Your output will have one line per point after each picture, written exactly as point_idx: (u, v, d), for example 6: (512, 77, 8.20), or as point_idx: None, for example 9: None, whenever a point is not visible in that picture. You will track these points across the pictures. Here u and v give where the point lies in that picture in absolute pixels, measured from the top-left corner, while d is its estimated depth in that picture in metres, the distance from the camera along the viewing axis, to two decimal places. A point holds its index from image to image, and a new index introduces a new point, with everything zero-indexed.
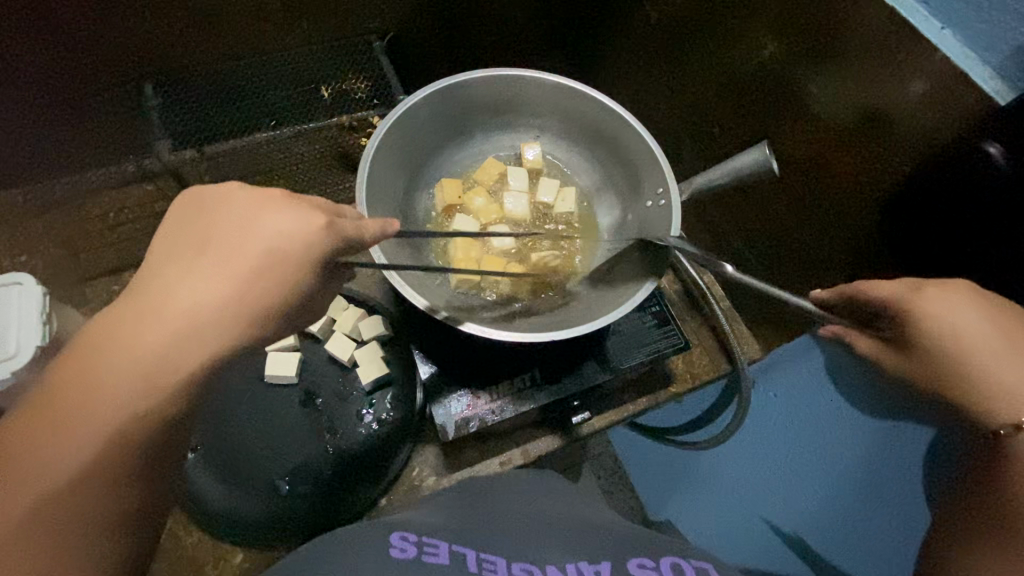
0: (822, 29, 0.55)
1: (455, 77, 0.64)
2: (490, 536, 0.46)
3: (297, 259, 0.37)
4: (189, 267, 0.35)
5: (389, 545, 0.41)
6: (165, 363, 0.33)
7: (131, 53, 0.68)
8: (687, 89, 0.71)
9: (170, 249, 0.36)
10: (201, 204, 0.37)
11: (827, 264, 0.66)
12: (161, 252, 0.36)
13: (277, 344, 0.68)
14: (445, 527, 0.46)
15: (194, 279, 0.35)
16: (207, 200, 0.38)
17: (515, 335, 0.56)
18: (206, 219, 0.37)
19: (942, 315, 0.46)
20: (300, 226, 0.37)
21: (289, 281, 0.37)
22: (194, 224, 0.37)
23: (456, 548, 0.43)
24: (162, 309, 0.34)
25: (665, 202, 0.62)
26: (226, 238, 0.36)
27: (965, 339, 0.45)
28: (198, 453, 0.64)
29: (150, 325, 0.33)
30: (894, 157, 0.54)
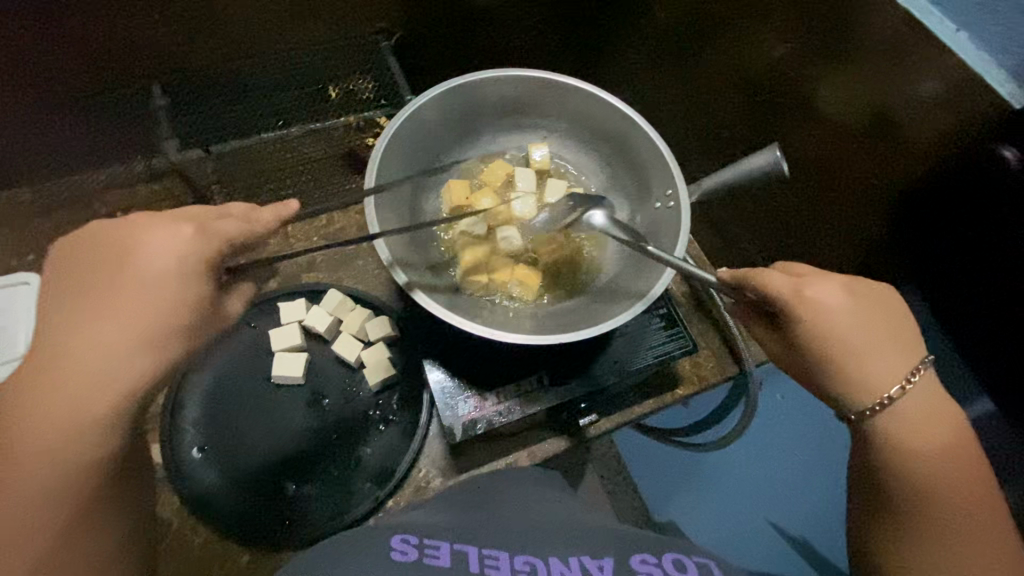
0: (832, 32, 0.54)
1: (463, 78, 0.64)
2: (491, 531, 0.47)
3: (189, 263, 0.41)
4: (106, 295, 0.39)
5: (390, 549, 0.42)
6: (102, 380, 0.38)
7: (139, 54, 0.68)
8: (695, 91, 0.71)
9: (86, 281, 0.40)
10: (97, 241, 0.41)
11: (836, 267, 0.65)
12: (75, 287, 0.40)
13: (283, 345, 0.68)
14: (445, 527, 0.47)
15: (116, 302, 0.39)
16: (112, 230, 0.41)
17: (522, 337, 0.56)
18: (104, 250, 0.41)
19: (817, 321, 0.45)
20: (176, 243, 0.41)
21: (187, 286, 0.41)
22: (102, 253, 0.41)
23: (457, 548, 0.44)
24: (94, 338, 0.39)
25: (674, 203, 0.62)
26: (110, 270, 0.40)
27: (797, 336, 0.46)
28: (205, 452, 0.64)
29: (83, 351, 0.38)
30: (904, 159, 0.53)
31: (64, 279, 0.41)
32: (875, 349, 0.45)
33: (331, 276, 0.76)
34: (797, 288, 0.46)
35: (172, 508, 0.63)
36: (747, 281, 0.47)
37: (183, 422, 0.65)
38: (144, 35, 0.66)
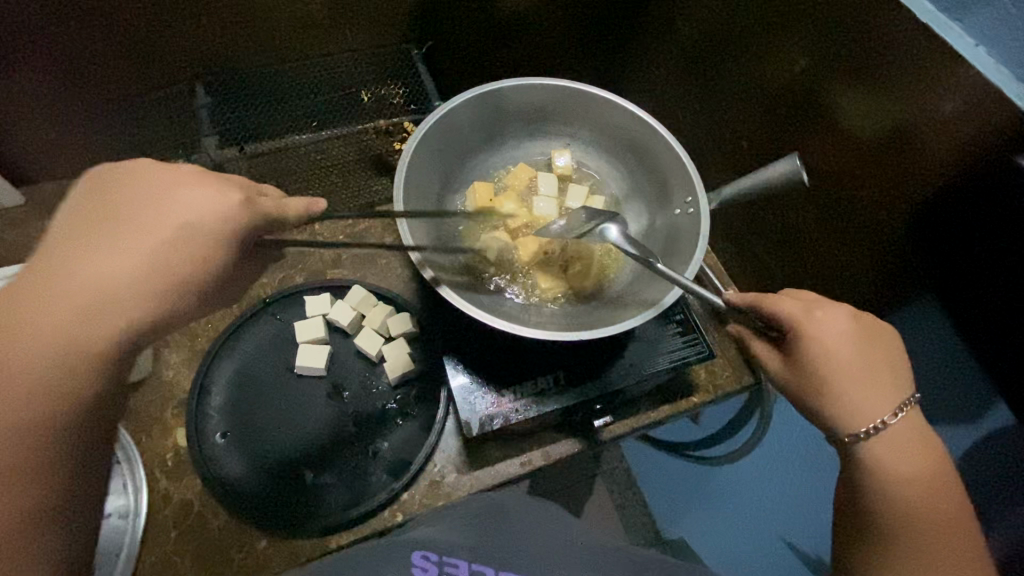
0: (852, 46, 0.56)
1: (493, 83, 0.67)
2: (513, 547, 0.50)
3: (207, 230, 0.42)
4: (94, 253, 0.39)
5: (412, 567, 0.46)
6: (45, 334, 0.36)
7: (188, 53, 0.72)
8: (714, 106, 0.74)
9: (82, 229, 0.41)
10: (112, 187, 0.43)
11: (851, 276, 0.66)
12: (95, 215, 0.41)
13: (307, 336, 0.70)
14: (466, 543, 0.50)
15: (116, 258, 0.40)
16: (118, 183, 0.43)
17: (543, 333, 0.57)
18: (124, 197, 0.42)
19: (818, 337, 0.49)
20: (211, 197, 0.43)
21: (203, 247, 0.42)
22: (111, 202, 0.42)
23: (475, 567, 0.47)
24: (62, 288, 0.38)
25: (694, 209, 0.63)
26: (143, 213, 0.41)
27: (833, 353, 0.49)
28: (228, 438, 0.66)
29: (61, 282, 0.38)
30: (922, 172, 0.54)
31: (75, 223, 0.41)
32: (847, 369, 0.49)
33: (355, 272, 0.79)
34: (804, 308, 0.51)
35: (193, 491, 0.64)
36: (759, 310, 0.52)
37: (208, 408, 0.67)
38: (192, 35, 0.70)
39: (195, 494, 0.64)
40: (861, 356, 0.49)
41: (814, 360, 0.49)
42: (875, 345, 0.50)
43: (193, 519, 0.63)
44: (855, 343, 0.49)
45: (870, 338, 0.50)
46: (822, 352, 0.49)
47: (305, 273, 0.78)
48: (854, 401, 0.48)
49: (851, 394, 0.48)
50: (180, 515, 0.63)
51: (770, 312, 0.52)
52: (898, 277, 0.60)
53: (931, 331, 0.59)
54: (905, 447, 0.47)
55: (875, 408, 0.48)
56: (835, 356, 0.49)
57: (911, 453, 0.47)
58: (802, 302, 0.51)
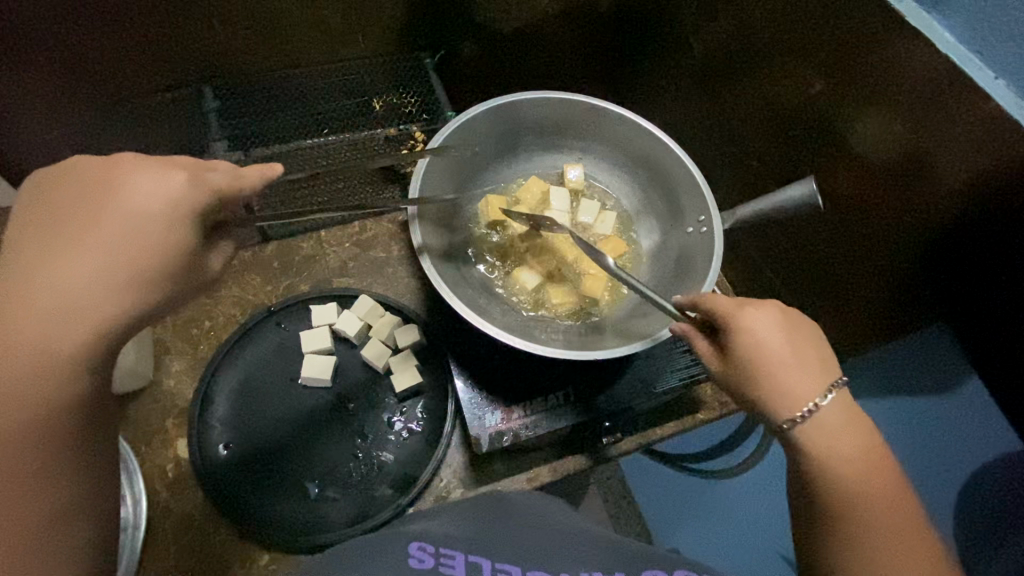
0: (869, 73, 0.57)
1: (508, 96, 0.66)
2: (505, 539, 0.49)
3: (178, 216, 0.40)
4: (43, 257, 0.37)
5: (409, 557, 0.45)
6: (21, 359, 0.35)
7: (194, 58, 0.71)
8: (727, 124, 0.74)
9: (18, 242, 0.37)
10: (48, 184, 0.40)
11: (860, 299, 0.66)
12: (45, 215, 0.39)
13: (313, 346, 0.69)
14: (463, 536, 0.49)
15: (72, 259, 0.37)
16: (60, 178, 0.40)
17: (557, 352, 0.57)
18: (64, 194, 0.39)
19: (752, 331, 0.46)
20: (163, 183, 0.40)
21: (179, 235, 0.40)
22: (43, 199, 0.39)
23: (471, 558, 0.46)
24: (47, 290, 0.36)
25: (707, 228, 0.63)
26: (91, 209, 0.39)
27: (764, 343, 0.45)
28: (230, 450, 0.64)
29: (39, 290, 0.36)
30: (936, 199, 0.54)
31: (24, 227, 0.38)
32: (788, 363, 0.45)
33: (361, 281, 0.78)
34: (737, 303, 0.48)
35: (194, 504, 0.63)
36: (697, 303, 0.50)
37: (211, 418, 0.66)
38: (201, 41, 0.69)
39: (195, 506, 0.63)
40: (790, 349, 0.46)
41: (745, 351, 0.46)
42: (803, 337, 0.47)
43: (194, 532, 0.62)
44: (783, 334, 0.46)
45: (800, 330, 0.47)
46: (754, 345, 0.46)
47: (310, 280, 0.77)
48: (778, 389, 0.44)
49: (786, 379, 0.45)
50: (181, 529, 0.62)
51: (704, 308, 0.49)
52: (909, 301, 0.61)
53: None
54: (840, 433, 0.43)
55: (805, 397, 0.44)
56: (765, 347, 0.45)
57: (851, 441, 0.43)
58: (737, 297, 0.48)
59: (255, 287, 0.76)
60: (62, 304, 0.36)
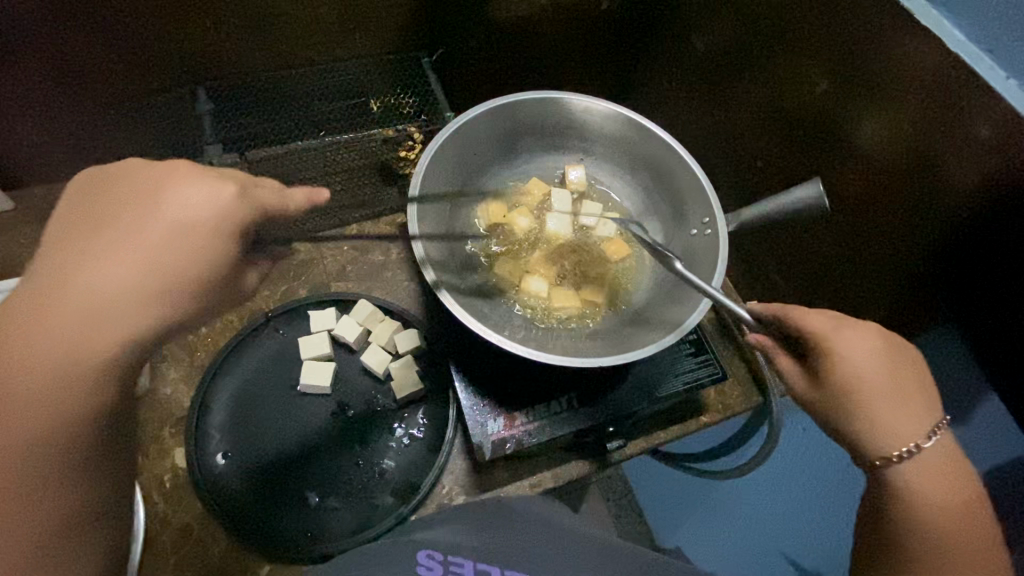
0: (875, 71, 0.56)
1: (508, 97, 0.65)
2: (514, 547, 0.48)
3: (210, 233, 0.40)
4: (92, 261, 0.37)
5: (417, 565, 0.44)
6: (63, 361, 0.36)
7: (186, 58, 0.69)
8: (729, 123, 0.73)
9: (72, 241, 0.38)
10: (106, 183, 0.40)
11: (866, 301, 0.65)
12: (99, 214, 0.39)
13: (312, 353, 0.68)
14: (471, 544, 0.48)
15: (102, 264, 0.37)
16: (107, 179, 0.40)
17: (561, 358, 0.56)
18: (115, 196, 0.39)
19: (852, 359, 0.45)
20: (212, 201, 0.40)
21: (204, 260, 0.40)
22: (98, 202, 0.39)
23: (480, 566, 0.45)
24: (87, 296, 0.36)
25: (711, 231, 0.62)
26: (151, 223, 0.38)
27: (861, 373, 0.44)
28: (229, 458, 0.64)
29: (84, 298, 0.36)
30: (944, 202, 0.53)
31: (75, 226, 0.38)
32: (887, 396, 0.44)
33: (361, 285, 0.77)
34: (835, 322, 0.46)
35: (193, 514, 0.62)
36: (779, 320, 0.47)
37: (209, 426, 0.64)
38: (193, 40, 0.68)
39: (194, 516, 0.62)
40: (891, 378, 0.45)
41: (845, 382, 0.45)
42: (903, 368, 0.45)
43: (193, 543, 0.61)
44: (885, 359, 0.45)
45: (900, 360, 0.46)
46: (854, 375, 0.44)
47: (309, 285, 0.76)
48: (881, 427, 0.44)
49: (879, 415, 0.44)
50: (179, 539, 0.61)
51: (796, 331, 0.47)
52: (915, 304, 0.60)
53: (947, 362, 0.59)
54: (937, 474, 0.43)
55: (903, 436, 0.44)
56: (866, 379, 0.44)
57: (941, 479, 0.43)
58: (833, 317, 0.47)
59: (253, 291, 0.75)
60: (94, 319, 0.36)
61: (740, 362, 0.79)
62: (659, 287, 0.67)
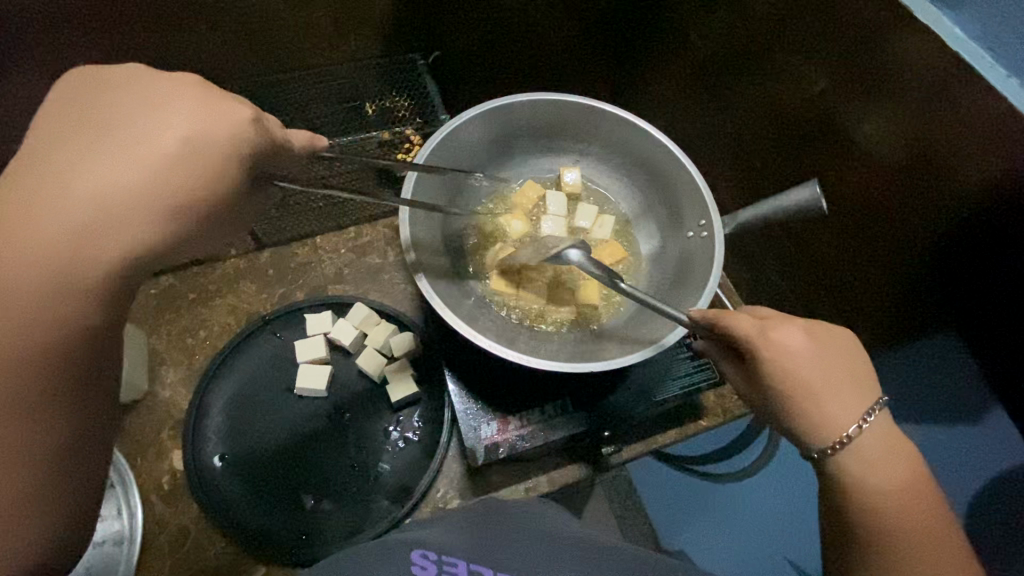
0: (874, 70, 0.54)
1: (500, 100, 0.65)
2: (504, 548, 0.47)
3: (212, 150, 0.36)
4: (69, 163, 0.33)
5: (411, 564, 0.43)
6: (37, 276, 0.32)
7: (182, 65, 0.70)
8: (725, 123, 0.72)
9: (54, 144, 0.34)
10: (87, 88, 0.36)
11: (868, 304, 0.64)
12: (79, 115, 0.35)
13: (308, 356, 0.68)
14: (462, 545, 0.47)
15: (74, 175, 0.33)
16: (98, 83, 0.36)
17: (553, 364, 0.55)
18: (91, 105, 0.35)
19: (773, 356, 0.44)
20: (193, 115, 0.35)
21: (199, 176, 0.35)
22: (81, 104, 0.35)
23: (473, 567, 0.44)
24: (53, 202, 0.32)
25: (708, 233, 0.61)
26: (133, 128, 0.34)
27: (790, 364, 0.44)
28: (226, 462, 0.64)
29: (60, 201, 0.32)
30: (946, 203, 0.52)
31: (54, 127, 0.34)
32: (822, 386, 0.43)
33: (357, 288, 0.77)
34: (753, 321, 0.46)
35: (189, 515, 0.63)
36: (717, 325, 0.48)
37: (206, 429, 0.65)
38: (190, 46, 0.68)
39: (190, 517, 0.63)
40: (821, 366, 0.44)
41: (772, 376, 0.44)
42: (839, 360, 0.44)
43: (190, 544, 0.62)
44: (813, 352, 0.44)
45: (832, 348, 0.45)
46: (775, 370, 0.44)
47: (306, 288, 0.76)
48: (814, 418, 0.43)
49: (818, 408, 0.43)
50: (176, 540, 0.62)
51: (727, 334, 0.47)
52: (918, 308, 0.58)
53: (949, 369, 0.58)
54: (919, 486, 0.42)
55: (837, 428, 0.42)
56: (792, 373, 0.44)
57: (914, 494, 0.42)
58: (757, 319, 0.46)
59: (251, 295, 0.75)
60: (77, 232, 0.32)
61: None
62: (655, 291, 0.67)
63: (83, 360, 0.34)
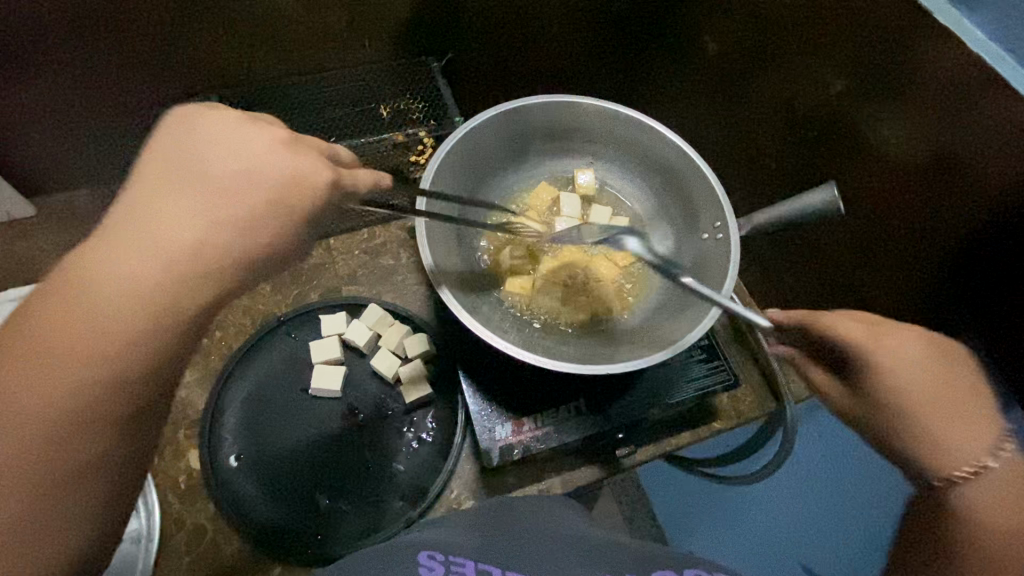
0: (893, 71, 0.54)
1: (514, 101, 0.65)
2: (514, 547, 0.48)
3: (292, 202, 0.41)
4: (166, 208, 0.38)
5: (418, 566, 0.43)
6: (126, 301, 0.36)
7: (201, 64, 0.71)
8: (739, 124, 0.72)
9: (156, 191, 0.39)
10: (179, 139, 0.41)
11: (886, 306, 0.63)
12: (175, 163, 0.40)
13: (323, 357, 0.69)
14: (471, 544, 0.47)
15: (172, 221, 0.38)
16: (176, 134, 0.41)
17: (569, 365, 0.55)
18: (181, 157, 0.40)
19: (892, 370, 0.45)
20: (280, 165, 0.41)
21: (283, 221, 0.40)
22: (179, 154, 0.40)
23: (481, 566, 0.45)
24: (158, 241, 0.37)
25: (723, 235, 0.61)
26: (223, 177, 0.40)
27: (896, 382, 0.44)
28: (242, 461, 0.65)
29: (155, 241, 0.37)
30: (965, 205, 0.52)
31: (156, 175, 0.40)
32: (933, 405, 0.43)
33: (371, 289, 0.77)
34: (868, 331, 0.47)
35: (205, 514, 0.63)
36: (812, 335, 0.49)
37: (223, 429, 0.66)
38: (210, 46, 0.69)
39: (206, 516, 0.63)
40: (936, 381, 0.44)
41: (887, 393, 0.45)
42: (938, 375, 0.44)
43: (206, 542, 0.62)
44: (919, 368, 0.45)
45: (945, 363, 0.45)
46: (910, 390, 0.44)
47: (321, 289, 0.77)
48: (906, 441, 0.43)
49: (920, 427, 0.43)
50: (192, 539, 0.62)
51: (819, 339, 0.49)
52: (937, 310, 0.58)
53: None
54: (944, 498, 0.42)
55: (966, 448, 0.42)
56: (904, 392, 0.44)
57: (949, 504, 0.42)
58: (868, 325, 0.48)
59: (266, 295, 0.76)
60: (174, 266, 0.37)
61: (753, 369, 0.77)
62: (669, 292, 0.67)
63: (97, 363, 0.35)
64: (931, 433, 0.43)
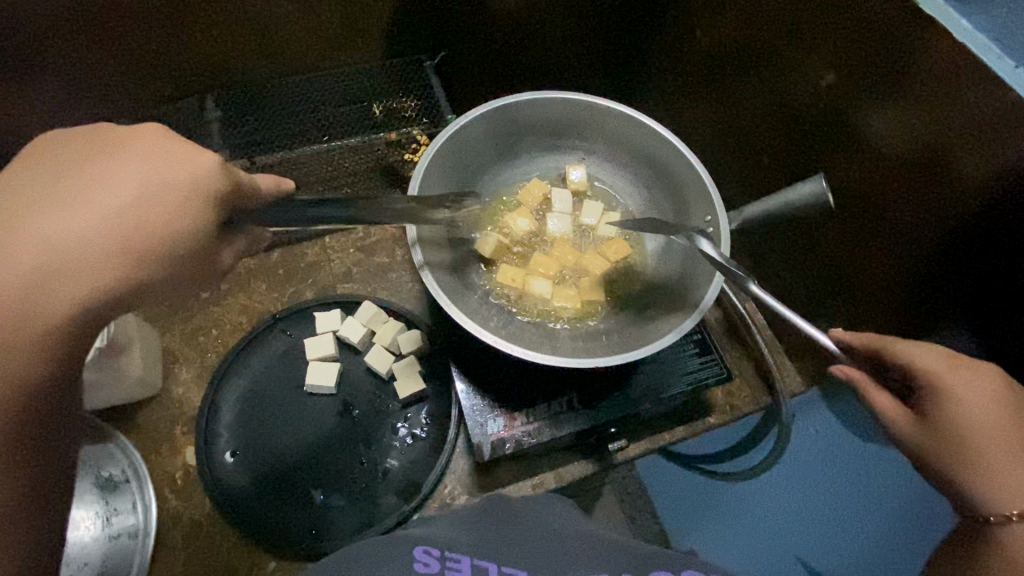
0: (881, 62, 0.54)
1: (505, 98, 0.65)
2: (510, 543, 0.47)
3: (190, 200, 0.39)
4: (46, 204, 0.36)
5: (413, 558, 0.43)
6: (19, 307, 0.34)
7: (196, 67, 0.73)
8: (731, 118, 0.72)
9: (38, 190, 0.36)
10: (78, 139, 0.39)
11: (877, 299, 0.63)
12: (72, 162, 0.38)
13: (317, 354, 0.69)
14: (467, 539, 0.47)
15: (49, 216, 0.35)
16: (80, 136, 0.39)
17: (559, 359, 0.55)
18: (77, 155, 0.38)
19: (961, 399, 0.45)
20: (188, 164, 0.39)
21: (181, 230, 0.39)
22: (75, 154, 0.38)
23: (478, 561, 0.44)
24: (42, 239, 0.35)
25: (713, 228, 0.61)
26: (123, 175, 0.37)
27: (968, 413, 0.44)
28: (237, 457, 0.65)
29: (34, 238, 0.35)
30: (955, 196, 0.51)
31: (53, 170, 0.37)
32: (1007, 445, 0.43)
33: (365, 287, 0.78)
34: (943, 361, 0.46)
35: (202, 509, 0.64)
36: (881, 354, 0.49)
37: (218, 425, 0.66)
38: (205, 49, 0.72)
39: (203, 510, 0.64)
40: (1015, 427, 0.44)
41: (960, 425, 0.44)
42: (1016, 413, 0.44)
43: (202, 537, 0.63)
44: (999, 407, 0.44)
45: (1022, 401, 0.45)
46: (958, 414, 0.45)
47: (316, 287, 0.77)
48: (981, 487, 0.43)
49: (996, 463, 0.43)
50: (189, 533, 0.63)
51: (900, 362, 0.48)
52: (927, 302, 0.58)
53: None
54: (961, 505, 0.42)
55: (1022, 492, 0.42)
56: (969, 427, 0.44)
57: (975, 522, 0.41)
58: (944, 354, 0.47)
59: (262, 293, 0.76)
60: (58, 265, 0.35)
61: (748, 363, 0.77)
62: (661, 287, 0.67)
63: None
64: (987, 447, 0.43)
